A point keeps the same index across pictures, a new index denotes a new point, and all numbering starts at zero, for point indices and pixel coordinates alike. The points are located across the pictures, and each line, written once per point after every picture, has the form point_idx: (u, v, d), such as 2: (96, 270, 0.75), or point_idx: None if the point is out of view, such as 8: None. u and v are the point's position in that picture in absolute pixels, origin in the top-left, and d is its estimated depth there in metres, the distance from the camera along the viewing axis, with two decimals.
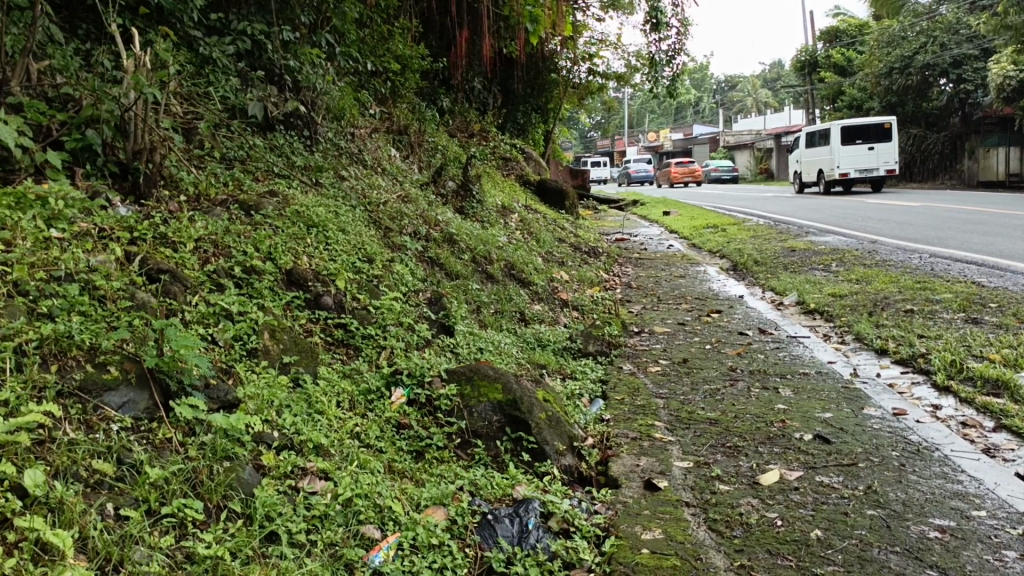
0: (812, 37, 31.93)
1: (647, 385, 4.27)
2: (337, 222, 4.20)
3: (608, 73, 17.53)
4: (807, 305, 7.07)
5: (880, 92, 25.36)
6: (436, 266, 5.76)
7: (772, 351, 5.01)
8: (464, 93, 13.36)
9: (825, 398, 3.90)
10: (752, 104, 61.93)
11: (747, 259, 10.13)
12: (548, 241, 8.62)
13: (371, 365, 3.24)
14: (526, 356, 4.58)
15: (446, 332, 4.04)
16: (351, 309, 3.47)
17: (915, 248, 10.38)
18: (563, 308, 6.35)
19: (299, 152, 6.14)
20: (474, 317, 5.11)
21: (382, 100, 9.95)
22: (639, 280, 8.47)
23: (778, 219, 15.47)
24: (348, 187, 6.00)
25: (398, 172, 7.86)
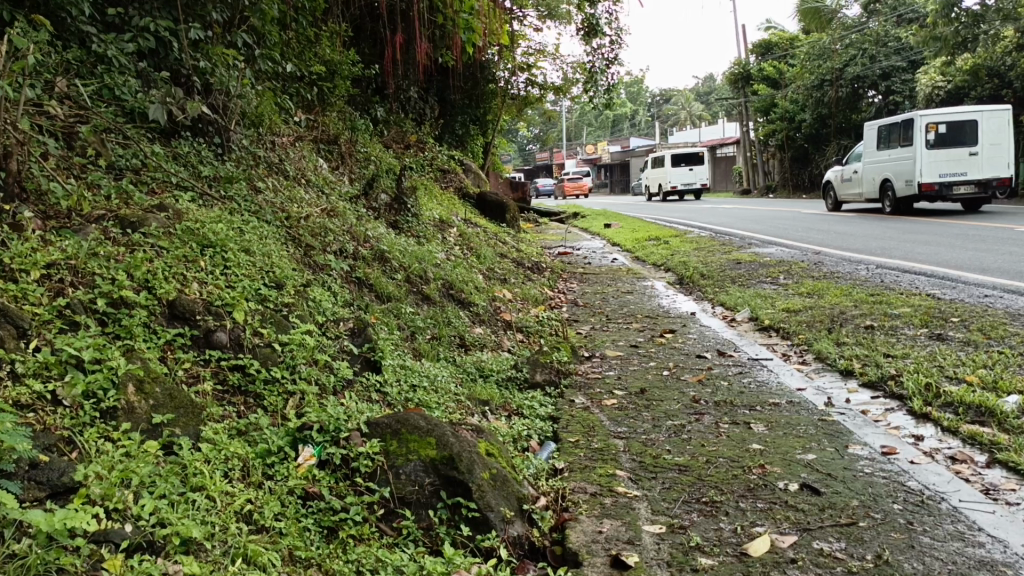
0: (744, 51, 32.28)
1: (602, 423, 3.76)
2: (241, 240, 3.59)
3: (546, 84, 17.18)
4: (762, 322, 6.71)
5: (812, 104, 25.69)
6: (366, 287, 5.18)
7: (734, 377, 4.56)
8: (399, 103, 12.81)
9: (803, 435, 3.44)
10: (686, 117, 62.91)
11: (694, 272, 9.79)
12: (488, 257, 8.08)
13: (274, 417, 2.66)
14: (467, 393, 4.03)
15: (373, 368, 3.47)
16: (252, 346, 2.87)
17: (860, 259, 10.20)
18: (506, 331, 5.82)
19: (210, 161, 5.50)
20: (408, 346, 4.54)
21: (309, 107, 9.34)
22: (586, 297, 8.02)
23: (719, 230, 15.28)
24: (266, 200, 5.38)
25: (325, 184, 7.25)
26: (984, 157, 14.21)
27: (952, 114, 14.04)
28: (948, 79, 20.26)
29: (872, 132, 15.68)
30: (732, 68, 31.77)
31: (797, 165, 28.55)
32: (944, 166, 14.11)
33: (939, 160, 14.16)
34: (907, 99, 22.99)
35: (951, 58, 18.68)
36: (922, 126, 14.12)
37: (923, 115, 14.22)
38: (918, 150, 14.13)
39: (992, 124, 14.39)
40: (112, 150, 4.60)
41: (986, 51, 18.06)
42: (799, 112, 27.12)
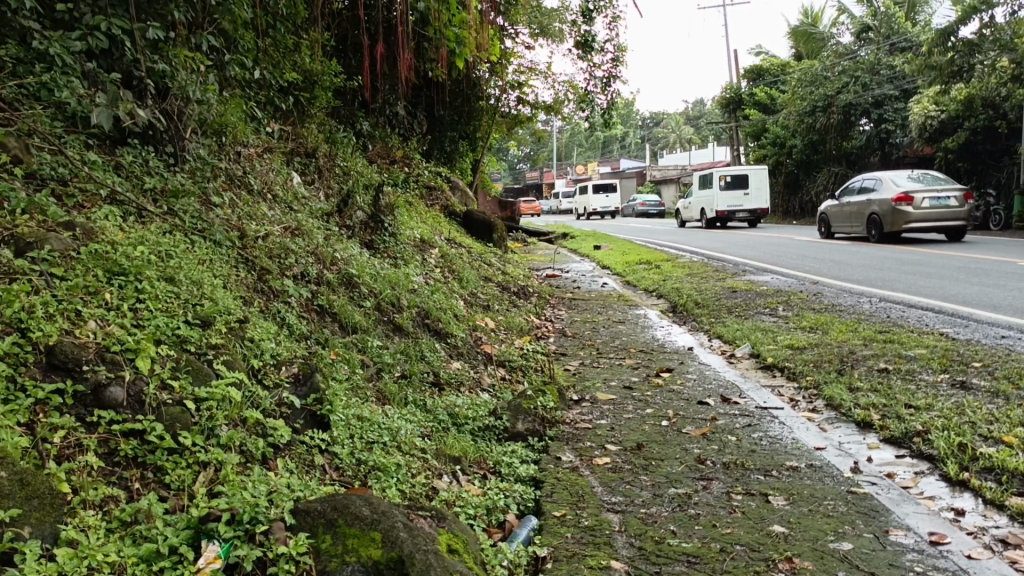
0: (736, 75, 31.98)
1: (595, 490, 3.18)
2: (166, 266, 3.01)
3: (537, 104, 16.72)
4: (764, 360, 6.20)
5: (803, 129, 25.27)
6: (328, 317, 4.60)
7: (743, 432, 4.01)
8: (385, 117, 12.30)
9: (832, 515, 2.89)
10: (675, 140, 63.03)
11: (687, 300, 9.29)
12: (471, 281, 7.54)
13: (175, 499, 2.09)
14: (436, 449, 3.45)
15: (320, 426, 2.89)
16: (156, 404, 2.28)
17: (861, 291, 9.74)
18: (486, 366, 5.23)
19: (158, 172, 4.89)
20: (372, 390, 3.95)
21: (285, 118, 8.78)
22: (574, 326, 7.47)
23: (711, 255, 14.85)
24: (220, 218, 4.78)
25: (295, 199, 6.67)
26: (756, 195, 22.08)
27: (736, 168, 21.84)
28: (941, 108, 19.77)
29: (698, 177, 23.54)
30: (724, 92, 31.44)
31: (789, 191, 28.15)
32: (728, 201, 22.23)
33: (727, 197, 22.16)
34: (899, 127, 22.66)
35: (945, 88, 18.29)
36: (716, 177, 22.16)
37: (718, 169, 22.18)
38: (714, 191, 22.03)
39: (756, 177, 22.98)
40: (38, 156, 3.98)
41: (981, 82, 17.63)
42: (790, 138, 26.81)
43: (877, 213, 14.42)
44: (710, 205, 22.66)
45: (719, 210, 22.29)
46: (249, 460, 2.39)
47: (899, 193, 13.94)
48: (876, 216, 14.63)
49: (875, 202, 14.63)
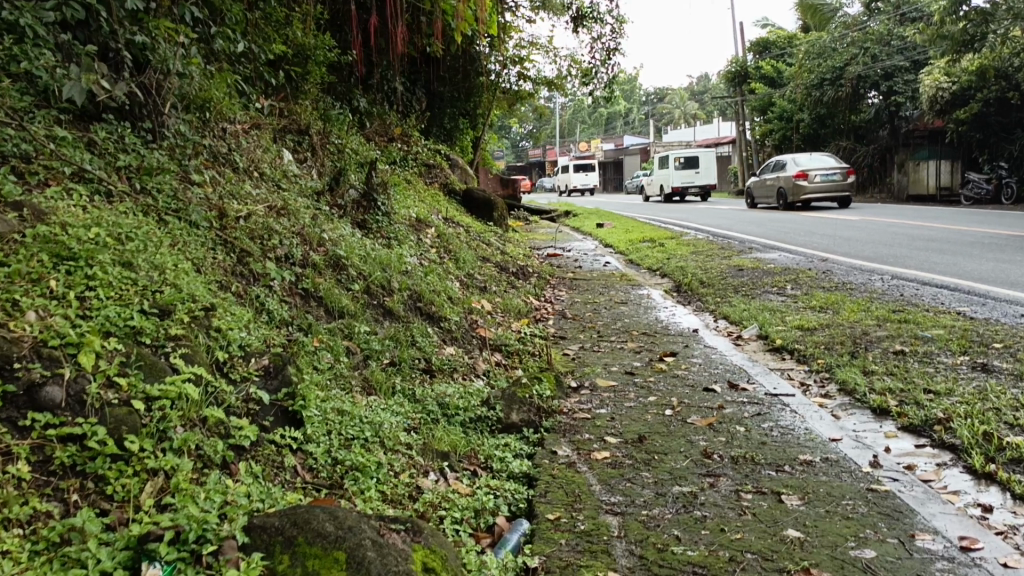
0: (742, 48, 31.39)
1: (593, 489, 2.94)
2: (124, 249, 2.76)
3: (539, 79, 16.29)
4: (773, 342, 5.96)
5: (811, 103, 24.79)
6: (314, 302, 4.36)
7: (752, 422, 3.76)
8: (383, 93, 11.99)
9: (851, 517, 2.67)
10: (680, 116, 62.39)
11: (693, 279, 9.02)
12: (468, 261, 7.29)
13: (118, 512, 1.86)
14: (422, 444, 3.22)
15: (293, 423, 2.66)
16: (99, 405, 2.03)
17: (872, 268, 9.46)
18: (481, 352, 4.99)
19: (134, 148, 4.62)
20: (357, 380, 3.71)
21: (277, 94, 8.49)
22: (575, 307, 7.22)
23: (716, 232, 14.54)
24: (199, 197, 4.53)
25: (284, 177, 6.41)
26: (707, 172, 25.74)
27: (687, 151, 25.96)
28: (953, 81, 19.30)
29: (660, 157, 27.31)
30: (730, 66, 30.93)
31: None
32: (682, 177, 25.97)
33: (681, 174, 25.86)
34: (908, 100, 22.22)
35: (957, 59, 17.82)
36: (673, 158, 25.89)
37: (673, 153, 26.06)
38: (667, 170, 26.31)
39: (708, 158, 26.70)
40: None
41: (993, 52, 17.16)
42: (798, 112, 26.38)
43: (781, 186, 17.86)
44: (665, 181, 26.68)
45: (674, 185, 26.17)
46: (208, 465, 2.14)
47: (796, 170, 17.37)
48: (783, 191, 17.95)
49: (781, 178, 18.05)
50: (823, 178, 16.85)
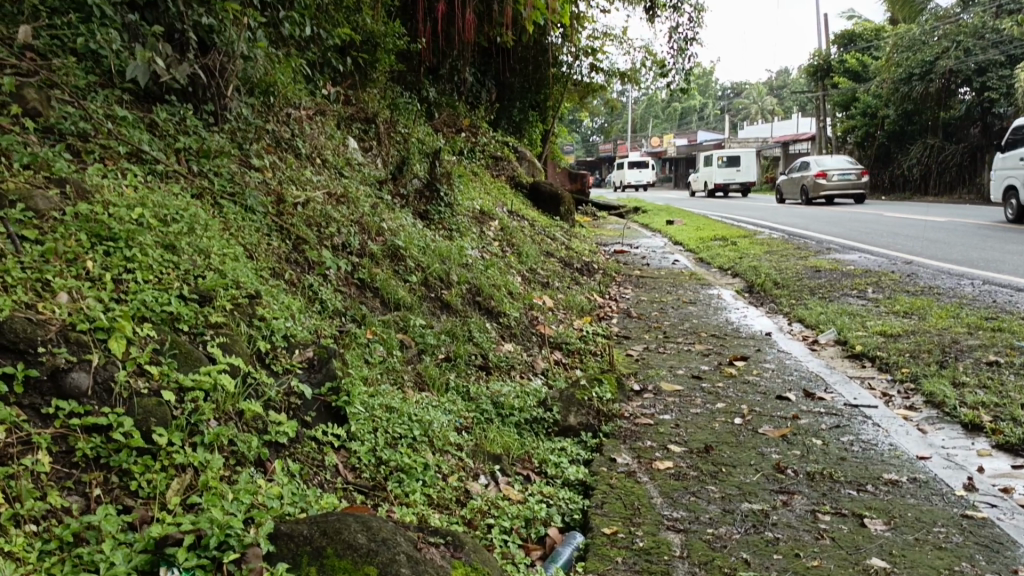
0: (825, 41, 30.28)
1: (653, 502, 2.72)
2: (168, 231, 2.68)
3: (611, 71, 15.87)
4: (852, 348, 5.62)
5: (897, 98, 23.75)
6: (369, 292, 4.25)
7: (830, 435, 3.49)
8: (453, 83, 11.90)
9: (944, 547, 2.39)
10: (756, 112, 60.94)
11: (766, 279, 8.66)
12: (532, 255, 7.12)
13: (140, 510, 1.74)
14: (474, 446, 3.05)
15: (336, 420, 2.53)
16: (127, 394, 1.93)
17: (960, 272, 8.91)
18: (541, 349, 4.81)
19: (195, 131, 4.59)
20: (410, 376, 3.58)
21: (346, 82, 8.47)
22: (641, 306, 6.98)
23: (792, 232, 14.00)
24: (258, 182, 4.47)
25: (347, 165, 6.35)
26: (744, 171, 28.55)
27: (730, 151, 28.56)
28: None
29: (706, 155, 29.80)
30: (811, 60, 29.88)
31: (878, 165, 26.62)
32: (723, 175, 28.68)
33: (724, 172, 28.57)
34: (1003, 97, 21.01)
35: None
36: (716, 157, 28.47)
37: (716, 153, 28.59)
38: (712, 168, 28.85)
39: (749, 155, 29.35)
40: (59, 110, 3.69)
41: None
42: (882, 108, 25.33)
43: (804, 184, 19.61)
44: (710, 178, 29.38)
45: (716, 182, 28.82)
46: (240, 462, 2.01)
47: (815, 170, 19.31)
48: (806, 187, 19.70)
49: (805, 176, 19.79)
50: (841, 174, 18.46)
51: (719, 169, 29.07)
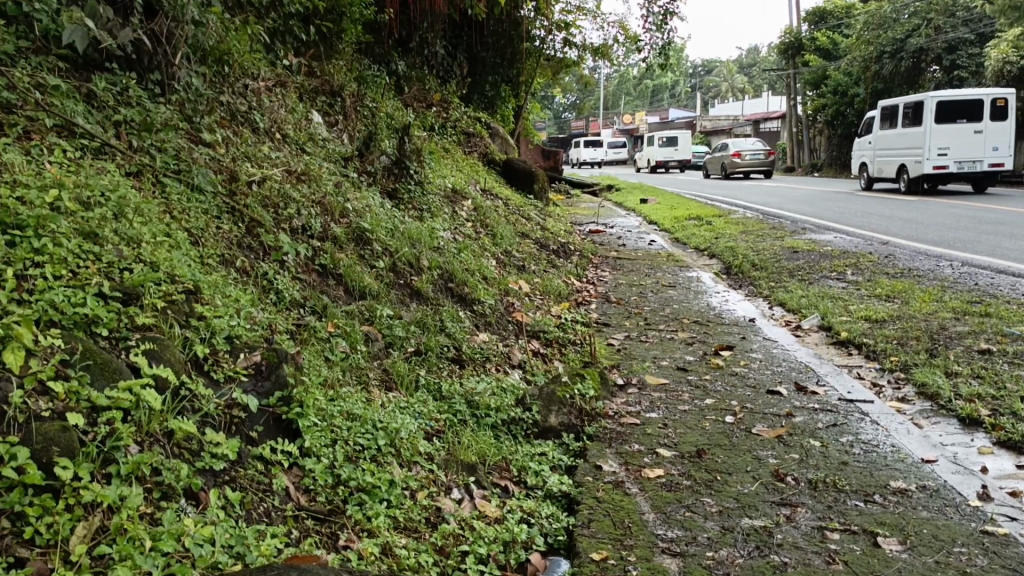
0: (797, 18, 30.10)
1: (645, 519, 2.45)
2: (90, 216, 2.34)
3: (586, 46, 15.46)
4: (839, 335, 5.39)
5: (868, 77, 23.67)
6: (332, 280, 3.92)
7: (829, 436, 3.24)
8: (423, 57, 11.48)
9: (969, 572, 2.14)
10: (728, 89, 60.92)
11: (744, 261, 8.43)
12: (506, 237, 6.81)
13: (35, 562, 1.43)
14: (446, 455, 2.75)
15: (287, 435, 2.21)
16: (24, 417, 1.61)
17: (939, 253, 8.76)
18: (517, 339, 4.51)
19: (139, 103, 4.20)
20: (376, 374, 3.27)
21: (311, 55, 8.05)
22: (619, 290, 6.70)
23: (766, 211, 13.80)
24: (208, 159, 4.09)
25: (310, 140, 5.97)
26: (684, 150, 31.39)
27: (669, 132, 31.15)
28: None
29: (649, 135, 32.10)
30: (783, 37, 29.74)
31: (847, 143, 26.59)
32: (663, 154, 31.48)
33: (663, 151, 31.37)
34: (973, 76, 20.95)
35: None
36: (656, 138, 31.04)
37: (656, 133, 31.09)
38: (652, 147, 31.52)
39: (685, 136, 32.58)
40: None
41: None
42: (853, 87, 25.26)
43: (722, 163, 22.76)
44: (649, 156, 32.05)
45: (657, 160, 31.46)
46: (166, 495, 1.70)
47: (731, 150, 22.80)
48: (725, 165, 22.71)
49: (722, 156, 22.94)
50: (751, 154, 21.91)
51: (659, 148, 31.71)
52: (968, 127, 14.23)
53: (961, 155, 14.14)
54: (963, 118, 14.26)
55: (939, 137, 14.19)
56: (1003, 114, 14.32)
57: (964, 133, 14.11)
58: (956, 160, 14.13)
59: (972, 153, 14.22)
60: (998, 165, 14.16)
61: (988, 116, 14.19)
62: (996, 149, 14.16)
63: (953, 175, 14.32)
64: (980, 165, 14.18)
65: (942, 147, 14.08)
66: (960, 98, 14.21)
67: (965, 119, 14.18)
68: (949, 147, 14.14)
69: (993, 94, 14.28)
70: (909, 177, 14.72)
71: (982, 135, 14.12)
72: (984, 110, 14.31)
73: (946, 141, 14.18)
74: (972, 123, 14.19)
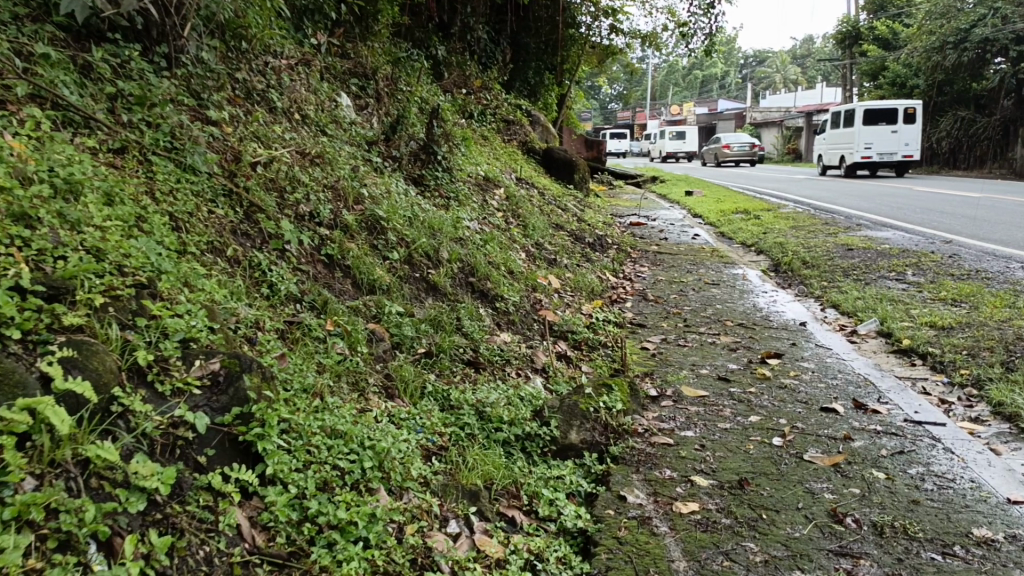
0: (855, 7, 28.95)
1: (673, 569, 2.07)
2: (28, 198, 2.06)
3: (633, 33, 14.90)
4: (901, 342, 4.90)
5: (929, 68, 22.63)
6: (339, 271, 3.58)
7: (895, 466, 2.80)
8: (465, 41, 11.12)
9: None
10: (780, 81, 59.49)
11: (795, 257, 7.92)
12: (539, 228, 6.43)
13: None
14: (445, 479, 2.39)
15: (247, 459, 1.85)
16: None
17: (1006, 254, 8.15)
18: (542, 340, 4.12)
19: (141, 75, 3.88)
20: (376, 379, 2.92)
21: (345, 34, 7.73)
22: (658, 287, 6.28)
23: (818, 205, 13.16)
24: (210, 138, 3.78)
25: (333, 122, 5.64)
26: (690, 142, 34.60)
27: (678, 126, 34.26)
28: None
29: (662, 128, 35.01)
30: (840, 26, 28.71)
31: None
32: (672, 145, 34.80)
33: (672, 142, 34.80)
34: None
35: None
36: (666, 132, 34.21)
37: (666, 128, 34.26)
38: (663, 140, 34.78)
39: (692, 132, 36.49)
40: None
41: None
42: (913, 78, 24.19)
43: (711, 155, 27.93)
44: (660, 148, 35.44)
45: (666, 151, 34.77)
46: (63, 545, 1.36)
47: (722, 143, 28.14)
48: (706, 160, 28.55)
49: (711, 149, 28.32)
50: (737, 146, 27.33)
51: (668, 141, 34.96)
52: (886, 128, 18.03)
53: (881, 149, 17.97)
54: (883, 121, 18.13)
55: (864, 135, 17.98)
56: (914, 118, 18.05)
57: (884, 132, 17.90)
58: (878, 153, 17.92)
59: (891, 148, 18.03)
60: (909, 157, 17.99)
61: (903, 119, 17.91)
62: (908, 144, 17.95)
63: (878, 164, 18.11)
64: (896, 156, 18.00)
65: (866, 142, 17.90)
66: (879, 106, 17.99)
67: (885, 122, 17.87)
68: (872, 143, 17.92)
69: (907, 103, 17.96)
70: (846, 166, 18.42)
71: (898, 133, 17.87)
72: (900, 114, 18.05)
73: (870, 139, 18.04)
74: (890, 125, 17.93)
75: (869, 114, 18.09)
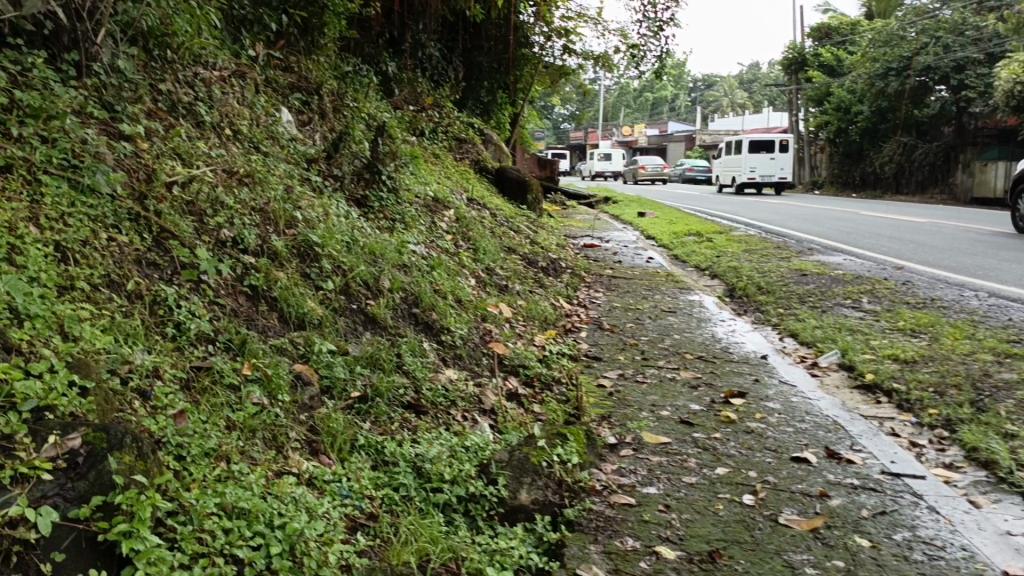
0: (800, 33, 29.50)
1: None
2: None
3: (586, 53, 14.80)
4: (863, 376, 4.69)
5: (872, 94, 23.05)
6: (264, 304, 3.20)
7: (878, 531, 2.53)
8: (416, 58, 10.81)
9: None
10: (728, 104, 60.49)
11: (750, 283, 7.75)
12: (489, 252, 6.11)
13: None
14: (374, 562, 2.03)
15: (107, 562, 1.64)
16: None
17: (960, 282, 8.08)
18: (492, 376, 3.78)
19: (45, 85, 3.48)
20: (299, 432, 2.54)
21: (288, 46, 7.35)
22: (614, 315, 6.01)
23: (771, 228, 13.09)
24: (120, 155, 3.40)
25: (269, 138, 5.25)
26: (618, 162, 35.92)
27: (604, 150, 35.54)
28: None
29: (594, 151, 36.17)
30: (786, 52, 29.20)
31: (849, 162, 26.07)
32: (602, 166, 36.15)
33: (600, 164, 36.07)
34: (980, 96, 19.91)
35: None
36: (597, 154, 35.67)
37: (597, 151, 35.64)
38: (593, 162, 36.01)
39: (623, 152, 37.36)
40: None
41: None
42: (857, 104, 24.64)
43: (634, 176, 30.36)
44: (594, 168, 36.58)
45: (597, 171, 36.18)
46: None
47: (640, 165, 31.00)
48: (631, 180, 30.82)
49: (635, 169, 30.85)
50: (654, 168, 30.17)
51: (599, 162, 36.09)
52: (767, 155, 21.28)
53: (761, 172, 21.32)
54: (764, 150, 21.35)
55: (749, 161, 21.33)
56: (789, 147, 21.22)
57: (763, 159, 21.22)
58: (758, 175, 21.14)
59: (770, 171, 21.29)
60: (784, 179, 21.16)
61: (780, 148, 21.09)
62: (784, 169, 21.13)
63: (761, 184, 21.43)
64: (774, 179, 21.24)
65: (750, 167, 21.30)
66: (760, 138, 21.29)
67: (765, 150, 21.18)
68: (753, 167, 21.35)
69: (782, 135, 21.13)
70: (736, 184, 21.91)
71: (775, 159, 21.02)
72: (778, 143, 21.24)
73: (753, 164, 21.36)
74: (769, 153, 21.17)
75: (754, 143, 21.46)
